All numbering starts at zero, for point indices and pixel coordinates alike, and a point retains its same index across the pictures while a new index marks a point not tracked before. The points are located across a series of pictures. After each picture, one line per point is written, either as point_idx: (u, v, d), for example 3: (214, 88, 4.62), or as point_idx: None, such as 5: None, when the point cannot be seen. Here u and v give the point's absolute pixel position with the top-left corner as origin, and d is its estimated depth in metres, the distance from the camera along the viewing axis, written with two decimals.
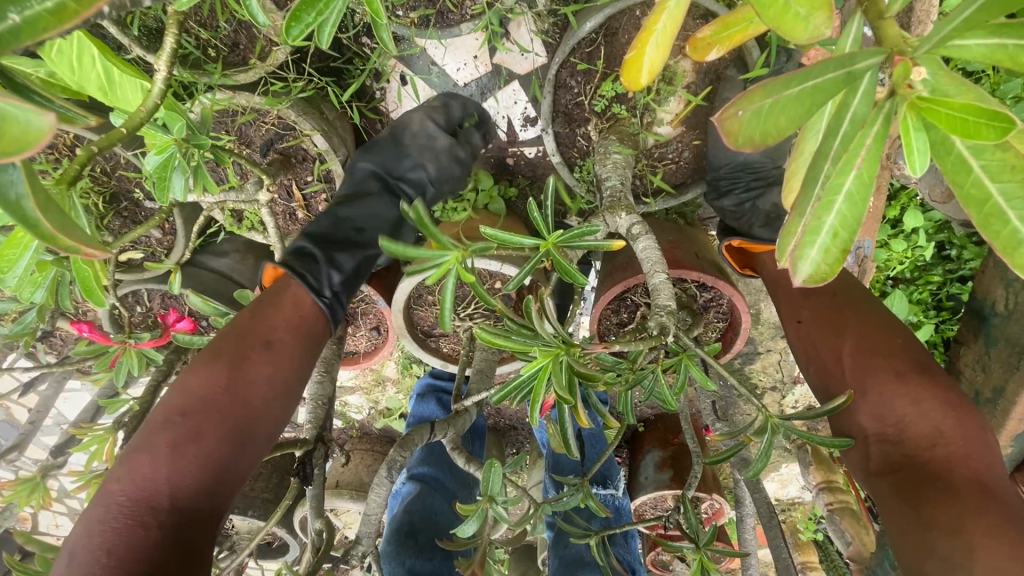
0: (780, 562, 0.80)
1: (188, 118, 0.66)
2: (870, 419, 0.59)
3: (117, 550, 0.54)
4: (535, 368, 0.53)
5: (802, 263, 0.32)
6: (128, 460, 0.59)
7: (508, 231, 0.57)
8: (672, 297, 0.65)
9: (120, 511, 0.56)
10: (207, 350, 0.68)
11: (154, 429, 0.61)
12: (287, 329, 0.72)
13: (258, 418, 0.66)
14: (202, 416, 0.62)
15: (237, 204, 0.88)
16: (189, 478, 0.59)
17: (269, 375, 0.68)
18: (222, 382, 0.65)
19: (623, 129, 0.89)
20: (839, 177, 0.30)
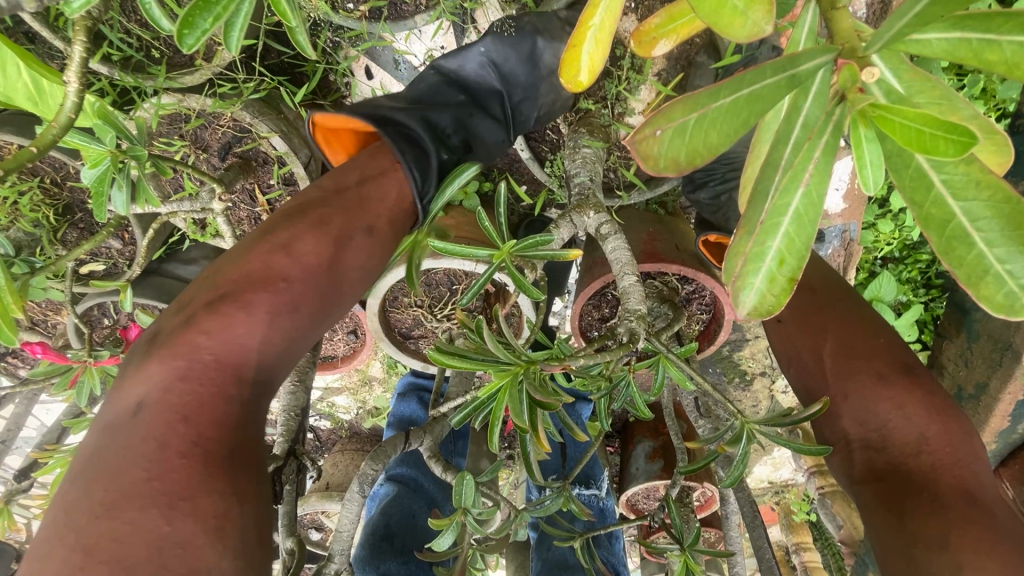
0: (763, 563, 0.79)
1: (122, 128, 0.62)
2: (853, 423, 0.57)
3: (197, 427, 0.43)
4: (491, 391, 0.50)
5: (749, 292, 0.29)
6: (212, 312, 0.48)
7: (461, 243, 0.53)
8: (642, 301, 0.62)
9: (163, 391, 0.44)
10: (307, 210, 0.57)
11: (241, 285, 0.49)
12: (390, 217, 0.60)
13: (337, 305, 0.56)
14: (301, 287, 0.51)
15: (193, 214, 0.84)
16: (267, 363, 0.49)
17: (360, 265, 0.57)
18: (327, 259, 0.54)
19: (593, 120, 0.85)
20: (784, 197, 0.26)
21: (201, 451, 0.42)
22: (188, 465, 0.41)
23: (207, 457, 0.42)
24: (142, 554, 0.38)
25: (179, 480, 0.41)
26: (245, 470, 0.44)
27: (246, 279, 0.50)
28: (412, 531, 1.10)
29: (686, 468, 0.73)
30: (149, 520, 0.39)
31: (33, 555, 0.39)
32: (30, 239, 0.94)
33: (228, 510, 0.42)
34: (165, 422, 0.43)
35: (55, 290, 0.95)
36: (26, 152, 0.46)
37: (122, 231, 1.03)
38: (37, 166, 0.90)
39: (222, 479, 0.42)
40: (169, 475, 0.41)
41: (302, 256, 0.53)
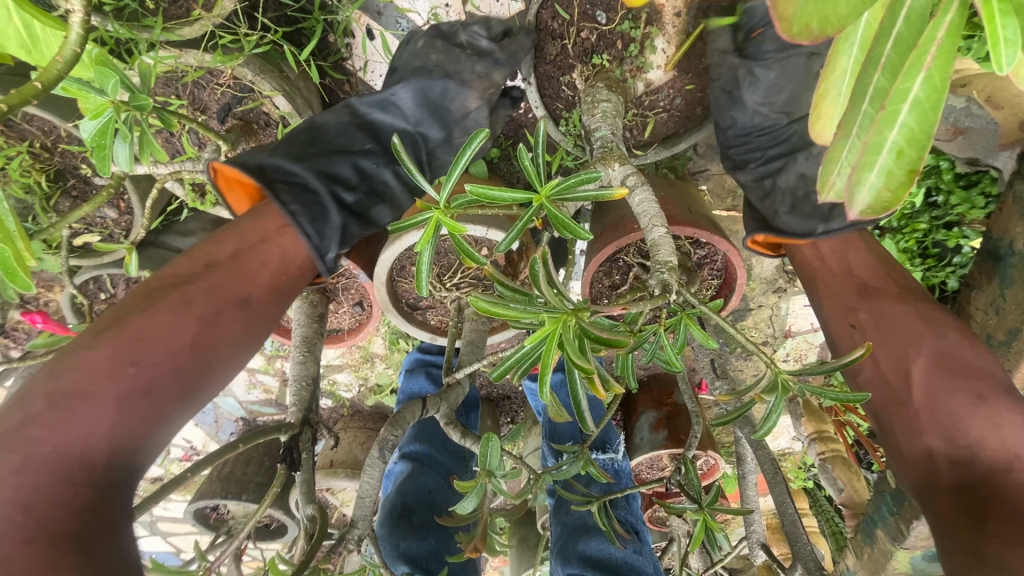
0: (786, 519, 0.78)
1: (124, 75, 0.57)
2: (939, 438, 0.51)
3: (37, 513, 0.40)
4: (540, 339, 0.46)
5: (859, 189, 0.27)
6: (55, 404, 0.44)
7: (495, 186, 0.48)
8: (673, 253, 0.60)
9: (11, 471, 0.41)
10: (166, 287, 0.54)
11: (121, 344, 0.48)
12: (265, 285, 0.59)
13: (212, 380, 0.53)
14: (159, 367, 0.49)
15: (197, 175, 0.79)
16: (115, 449, 0.45)
17: (230, 335, 0.54)
18: (189, 335, 0.51)
19: (611, 75, 0.82)
20: (904, 81, 0.24)
21: (64, 526, 0.40)
22: (33, 549, 0.39)
23: (50, 540, 0.39)
24: None
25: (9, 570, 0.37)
26: (92, 555, 0.40)
27: (155, 355, 0.49)
28: (428, 505, 1.08)
29: (718, 421, 0.70)
30: None
31: None
32: (21, 207, 0.90)
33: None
34: (56, 475, 0.42)
35: (49, 261, 0.90)
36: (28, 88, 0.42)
37: (118, 200, 0.99)
38: (27, 128, 0.86)
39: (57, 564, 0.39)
40: (46, 523, 0.40)
41: (160, 331, 0.50)
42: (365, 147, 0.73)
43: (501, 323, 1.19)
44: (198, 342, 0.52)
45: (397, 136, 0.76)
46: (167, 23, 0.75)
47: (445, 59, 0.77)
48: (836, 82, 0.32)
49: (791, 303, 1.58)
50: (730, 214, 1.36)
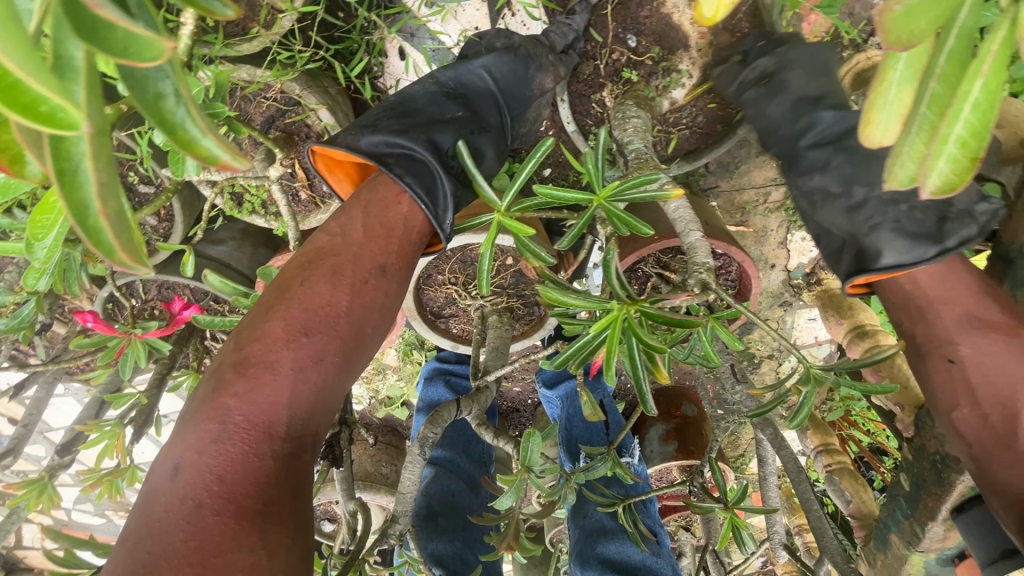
0: (811, 514, 0.81)
1: (201, 85, 0.61)
2: None
3: (229, 485, 0.46)
4: (603, 326, 0.50)
5: (930, 174, 0.29)
6: (240, 374, 0.52)
7: (560, 187, 0.54)
8: (710, 255, 0.65)
9: (210, 440, 0.48)
10: (320, 258, 0.60)
11: (292, 317, 0.55)
12: (399, 251, 0.64)
13: (362, 350, 0.59)
14: (323, 339, 0.55)
15: (247, 182, 0.83)
16: (295, 419, 0.52)
17: (377, 305, 0.60)
18: (346, 306, 0.58)
19: (639, 93, 0.87)
20: (947, 88, 0.28)
21: (255, 488, 0.47)
22: (224, 521, 0.45)
23: (242, 511, 0.46)
24: None
25: (214, 537, 0.44)
26: (275, 524, 0.47)
27: (319, 327, 0.55)
28: (453, 509, 1.05)
29: (751, 413, 0.72)
30: None
31: None
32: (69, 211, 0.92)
33: (256, 562, 0.44)
34: (248, 439, 0.49)
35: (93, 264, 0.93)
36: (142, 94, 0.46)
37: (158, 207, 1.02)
38: None
39: (250, 533, 0.45)
40: (236, 495, 0.46)
41: (319, 308, 0.56)
42: (456, 114, 0.76)
43: (523, 331, 1.22)
44: (352, 320, 0.58)
45: (482, 103, 0.79)
46: (227, 39, 0.79)
47: (527, 43, 0.84)
48: (884, 90, 0.34)
49: (796, 316, 1.63)
50: (739, 229, 1.42)
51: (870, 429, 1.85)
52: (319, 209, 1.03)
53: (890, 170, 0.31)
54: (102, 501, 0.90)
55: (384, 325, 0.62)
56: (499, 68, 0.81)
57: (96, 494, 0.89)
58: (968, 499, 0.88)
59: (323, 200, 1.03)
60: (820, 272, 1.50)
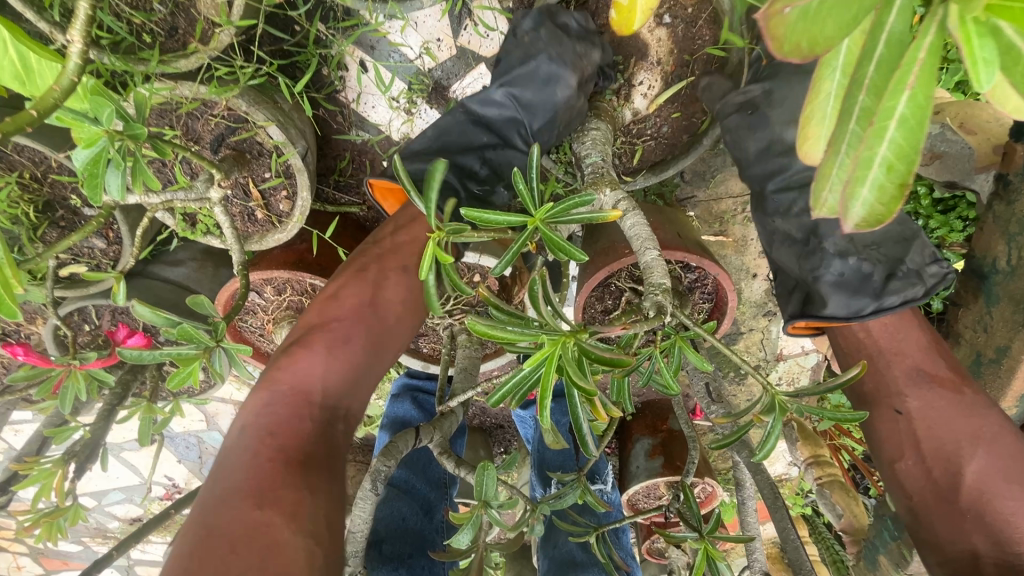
0: (789, 544, 0.76)
1: (119, 105, 0.58)
2: (985, 539, 0.60)
3: (279, 439, 0.58)
4: (538, 362, 0.45)
5: (853, 205, 0.27)
6: (287, 357, 0.64)
7: (491, 210, 0.49)
8: (666, 275, 0.61)
9: (269, 404, 0.61)
10: (351, 264, 0.75)
11: (327, 315, 0.69)
12: (429, 261, 0.75)
13: (386, 344, 0.71)
14: (351, 331, 0.67)
15: (188, 204, 0.79)
16: (330, 392, 0.63)
17: (394, 308, 0.72)
18: (371, 301, 0.70)
19: (599, 103, 0.84)
20: (885, 100, 0.24)
21: (301, 444, 0.59)
22: (276, 466, 0.56)
23: (286, 461, 0.57)
24: (258, 531, 0.51)
25: (266, 479, 0.55)
26: (316, 471, 0.58)
27: (347, 318, 0.69)
28: (403, 535, 0.99)
29: (717, 441, 0.68)
30: (242, 507, 0.53)
31: (191, 529, 0.52)
32: (8, 237, 0.88)
33: (301, 498, 0.55)
34: (291, 403, 0.61)
35: (33, 292, 0.89)
36: (23, 118, 0.42)
37: (107, 229, 0.98)
38: (16, 159, 0.85)
39: (295, 477, 0.56)
40: (287, 446, 0.58)
41: (348, 308, 0.69)
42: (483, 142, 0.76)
43: (496, 350, 1.18)
44: (377, 318, 0.70)
45: (509, 125, 0.77)
46: (164, 56, 0.76)
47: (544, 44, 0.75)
48: (820, 105, 0.32)
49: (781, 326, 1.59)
50: (717, 238, 1.38)
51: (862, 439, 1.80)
52: (275, 228, 1.00)
53: (818, 195, 0.28)
54: (41, 544, 0.85)
55: (408, 323, 0.73)
56: (528, 76, 0.75)
57: (34, 537, 0.84)
58: None
59: (280, 219, 0.99)
60: None
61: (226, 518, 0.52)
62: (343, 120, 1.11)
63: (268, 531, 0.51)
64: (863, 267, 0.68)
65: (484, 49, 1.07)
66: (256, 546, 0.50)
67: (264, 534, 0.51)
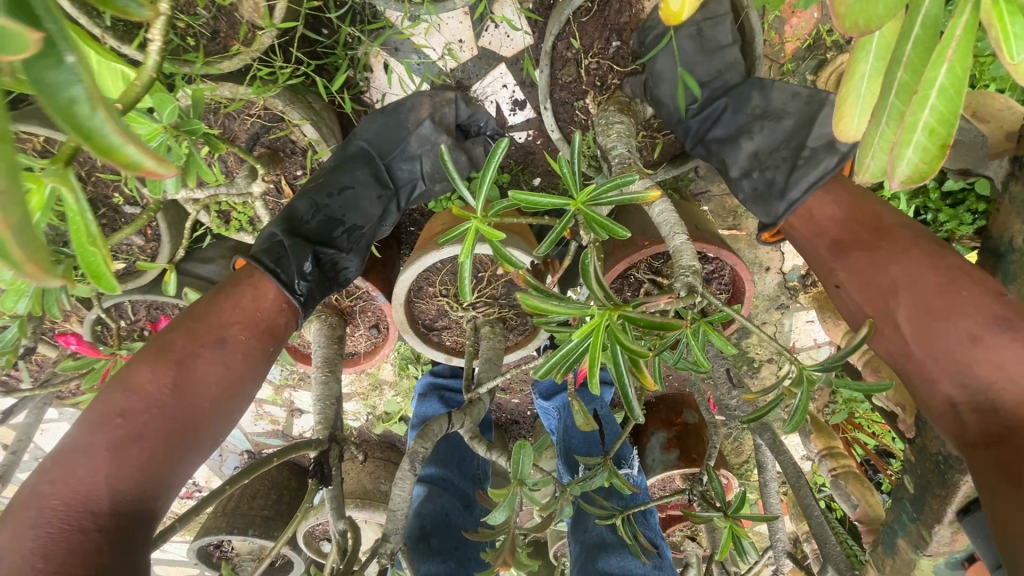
0: (812, 520, 0.79)
1: (178, 102, 0.61)
2: (952, 386, 0.52)
3: (55, 559, 0.49)
4: (586, 333, 0.48)
5: (899, 164, 0.30)
6: (73, 457, 0.55)
7: (536, 192, 0.52)
8: (696, 258, 0.64)
9: (29, 524, 0.51)
10: (156, 341, 0.64)
11: (121, 399, 0.58)
12: (242, 325, 0.68)
13: (191, 434, 0.61)
14: (142, 418, 0.58)
15: (230, 199, 0.82)
16: (121, 493, 0.54)
17: (206, 390, 0.62)
18: (168, 385, 0.60)
19: (622, 98, 0.87)
20: (927, 72, 0.28)
21: (81, 561, 0.50)
22: None
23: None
24: None
25: None
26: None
27: (144, 408, 0.58)
28: (448, 530, 1.01)
29: (746, 418, 0.71)
30: None
31: None
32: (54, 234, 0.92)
33: None
34: (68, 518, 0.52)
35: (78, 287, 0.92)
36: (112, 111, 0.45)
37: (145, 227, 1.02)
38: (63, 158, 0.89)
39: None
40: (63, 567, 0.49)
41: (141, 390, 0.59)
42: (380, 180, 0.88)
43: (517, 342, 1.21)
44: (203, 403, 0.62)
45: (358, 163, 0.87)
46: (208, 57, 0.80)
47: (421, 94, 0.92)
48: (854, 85, 0.35)
49: (794, 319, 1.61)
50: (731, 232, 1.41)
51: (876, 432, 1.82)
52: None
53: (861, 161, 0.32)
54: None
55: (199, 422, 0.61)
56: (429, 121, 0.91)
57: None
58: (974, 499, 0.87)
59: None
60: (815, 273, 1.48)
61: None
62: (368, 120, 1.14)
63: None
64: (766, 176, 0.73)
65: (504, 50, 1.11)
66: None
67: None
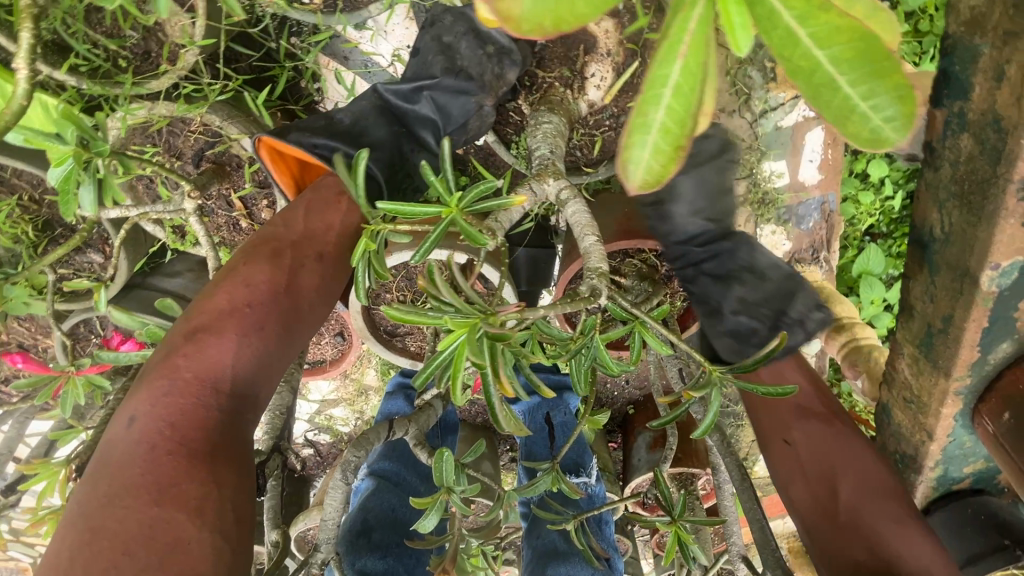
0: (755, 525, 0.77)
1: (82, 125, 0.62)
2: (788, 451, 0.73)
3: (181, 431, 0.49)
4: (451, 345, 0.46)
5: (635, 167, 0.27)
6: (189, 339, 0.54)
7: (409, 201, 0.50)
8: (603, 260, 0.62)
9: (161, 392, 0.51)
10: (263, 243, 0.63)
11: (235, 289, 0.58)
12: (337, 238, 0.66)
13: (299, 330, 0.61)
14: (265, 310, 0.57)
15: (166, 216, 0.84)
16: (243, 379, 0.54)
17: (314, 290, 0.62)
18: (282, 284, 0.60)
19: (554, 97, 0.85)
20: (658, 69, 0.23)
21: (206, 435, 0.50)
22: (175, 460, 0.47)
23: (192, 455, 0.48)
24: (157, 536, 0.44)
25: (168, 472, 0.47)
26: (227, 460, 0.50)
27: (262, 299, 0.58)
28: (393, 527, 1.02)
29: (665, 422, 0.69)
30: (139, 504, 0.45)
31: (79, 524, 0.44)
32: (11, 255, 0.95)
33: (207, 490, 0.47)
34: (195, 391, 0.51)
35: (36, 305, 0.95)
36: None
37: (103, 244, 1.05)
38: (15, 182, 0.92)
39: (203, 469, 0.48)
40: (189, 439, 0.49)
41: (258, 284, 0.59)
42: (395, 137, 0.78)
43: None
44: (304, 303, 0.61)
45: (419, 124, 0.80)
46: (137, 78, 0.81)
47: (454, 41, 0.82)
48: None
49: None
50: None
51: None
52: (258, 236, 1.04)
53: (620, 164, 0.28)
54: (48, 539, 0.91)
55: (304, 319, 0.61)
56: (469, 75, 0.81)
57: (41, 533, 0.90)
58: (933, 501, 0.91)
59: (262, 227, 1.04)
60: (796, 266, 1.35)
61: (129, 516, 0.44)
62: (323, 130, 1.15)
63: (169, 530, 0.44)
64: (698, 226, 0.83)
65: None
66: (156, 546, 0.43)
67: (161, 531, 0.44)
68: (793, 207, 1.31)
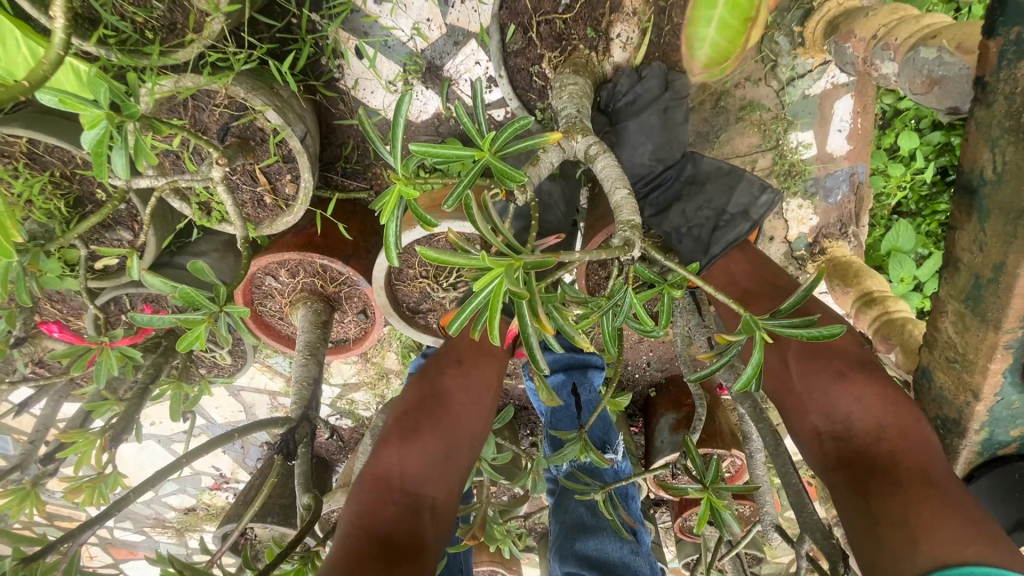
0: (791, 489, 0.75)
1: (114, 85, 0.63)
2: (821, 418, 0.69)
3: (366, 520, 0.66)
4: (486, 285, 0.45)
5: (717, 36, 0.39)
6: (385, 440, 0.74)
7: (442, 143, 0.50)
8: (635, 212, 0.61)
9: (352, 517, 0.67)
10: (431, 365, 0.84)
11: (419, 413, 0.76)
12: (467, 352, 0.85)
13: (461, 434, 0.77)
14: (413, 415, 0.76)
15: (194, 186, 0.84)
16: (414, 474, 0.71)
17: (454, 403, 0.79)
18: (453, 386, 0.80)
19: (578, 58, 0.84)
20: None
21: (383, 523, 0.66)
22: (359, 548, 0.62)
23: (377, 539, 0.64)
24: None
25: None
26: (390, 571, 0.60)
27: (444, 403, 0.78)
28: None
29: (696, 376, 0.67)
30: None
31: None
32: (45, 231, 0.97)
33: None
34: (378, 491, 0.69)
35: (69, 280, 0.97)
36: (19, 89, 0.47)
37: (132, 222, 1.06)
38: (46, 158, 0.94)
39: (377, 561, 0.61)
40: (372, 534, 0.64)
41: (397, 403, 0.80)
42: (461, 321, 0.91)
43: None
44: (462, 412, 0.79)
45: None
46: (164, 48, 0.82)
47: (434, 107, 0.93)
48: None
49: None
50: None
51: None
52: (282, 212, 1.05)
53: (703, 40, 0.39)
54: (84, 508, 0.93)
55: (467, 427, 0.78)
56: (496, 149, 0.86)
57: (79, 501, 0.92)
58: (978, 467, 0.87)
59: (287, 203, 1.05)
60: (823, 240, 1.30)
61: None
62: (344, 107, 1.13)
63: None
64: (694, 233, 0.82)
65: (472, 24, 1.10)
66: None
67: None
68: (821, 179, 1.27)
